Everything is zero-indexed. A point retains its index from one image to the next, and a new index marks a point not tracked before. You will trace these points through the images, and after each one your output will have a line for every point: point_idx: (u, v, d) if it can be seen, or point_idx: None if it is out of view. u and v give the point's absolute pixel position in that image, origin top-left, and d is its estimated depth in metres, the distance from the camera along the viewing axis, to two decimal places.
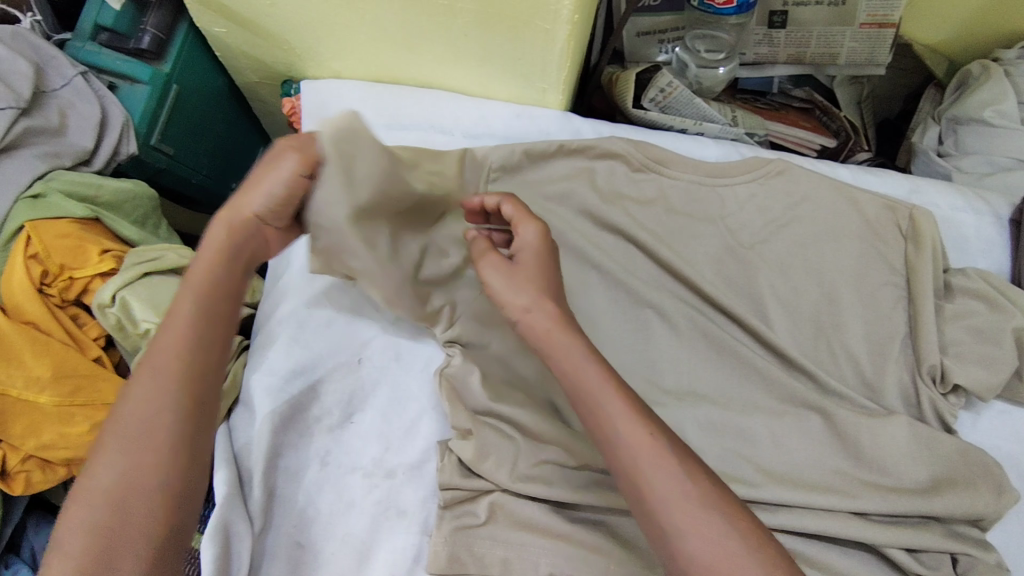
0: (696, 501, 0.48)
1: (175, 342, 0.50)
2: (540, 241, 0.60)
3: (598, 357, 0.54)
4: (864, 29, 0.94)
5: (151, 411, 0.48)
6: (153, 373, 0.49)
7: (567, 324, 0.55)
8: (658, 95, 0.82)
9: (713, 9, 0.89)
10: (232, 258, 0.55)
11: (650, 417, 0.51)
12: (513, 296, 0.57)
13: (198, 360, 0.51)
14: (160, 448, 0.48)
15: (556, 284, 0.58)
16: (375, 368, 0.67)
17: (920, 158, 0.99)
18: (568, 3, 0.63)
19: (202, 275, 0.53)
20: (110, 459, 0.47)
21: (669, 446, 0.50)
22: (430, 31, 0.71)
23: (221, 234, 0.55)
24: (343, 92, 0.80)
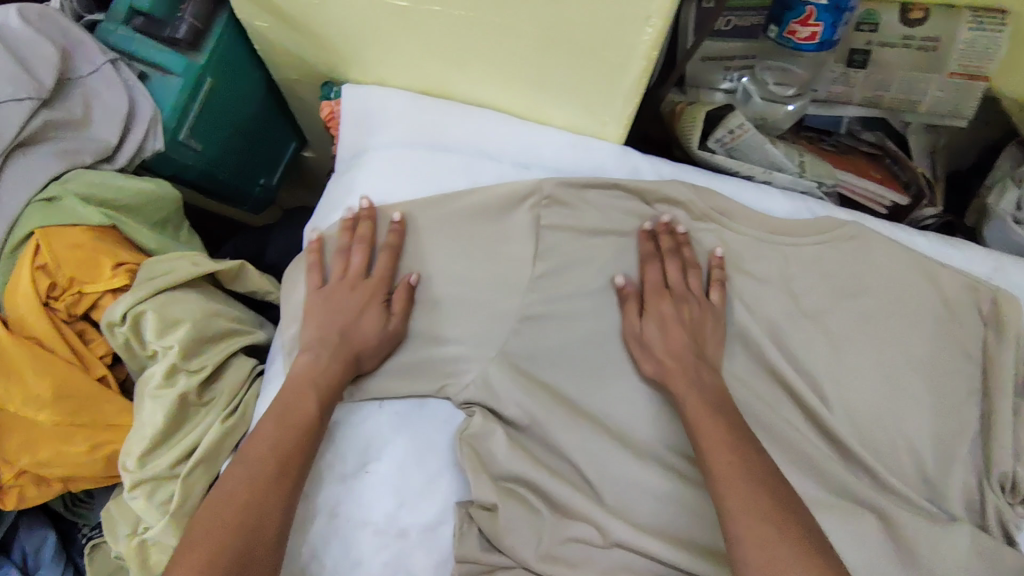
0: (765, 516, 0.48)
1: (277, 432, 0.55)
2: (687, 307, 0.63)
3: (704, 394, 0.58)
4: (953, 78, 0.87)
5: (274, 507, 0.51)
6: (273, 467, 0.53)
7: (690, 379, 0.59)
8: (726, 136, 0.75)
9: (792, 44, 0.83)
10: (339, 372, 0.60)
11: (739, 445, 0.53)
12: (654, 350, 0.62)
13: (308, 460, 0.55)
14: (252, 522, 0.50)
15: (686, 346, 0.61)
16: (397, 412, 0.62)
17: (994, 222, 0.91)
18: (648, 38, 0.57)
19: (301, 380, 0.58)
20: (222, 518, 0.49)
21: (749, 468, 0.51)
22: (491, 48, 0.65)
23: (320, 346, 0.60)
24: (386, 103, 0.74)
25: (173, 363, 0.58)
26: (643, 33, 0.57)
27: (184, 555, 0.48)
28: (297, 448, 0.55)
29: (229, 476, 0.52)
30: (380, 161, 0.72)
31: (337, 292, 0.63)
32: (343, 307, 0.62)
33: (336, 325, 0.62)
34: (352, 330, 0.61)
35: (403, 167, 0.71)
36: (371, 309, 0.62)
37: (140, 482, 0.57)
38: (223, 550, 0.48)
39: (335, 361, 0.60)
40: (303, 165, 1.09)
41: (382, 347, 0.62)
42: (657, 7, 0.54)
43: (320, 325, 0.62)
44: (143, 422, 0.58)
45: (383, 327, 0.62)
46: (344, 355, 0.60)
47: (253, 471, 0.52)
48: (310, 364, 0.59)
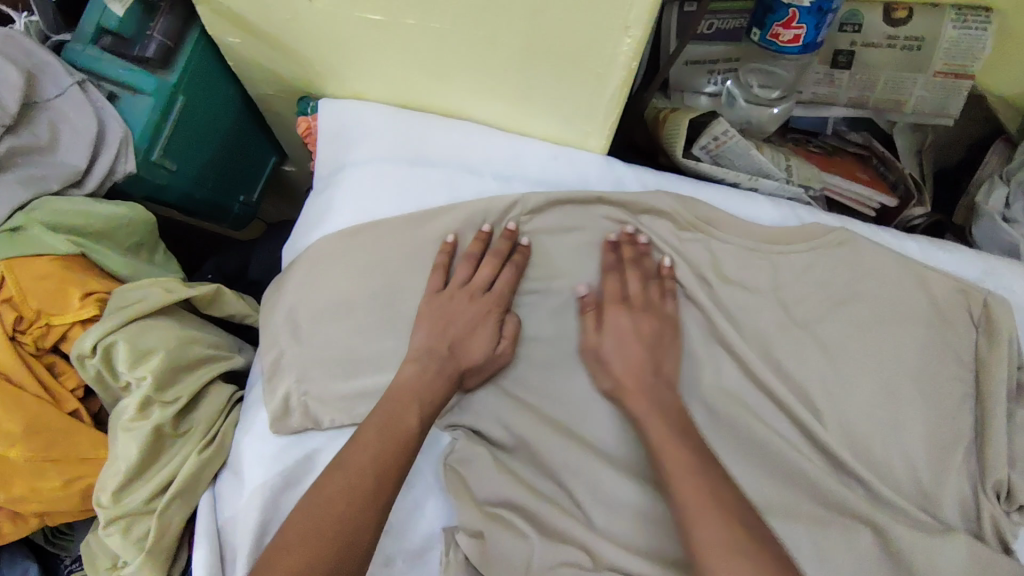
0: (725, 540, 0.47)
1: (374, 449, 0.54)
2: (647, 320, 0.63)
3: (665, 416, 0.58)
4: (938, 78, 0.86)
5: (370, 520, 0.51)
6: (371, 480, 0.52)
7: (650, 401, 0.59)
8: (710, 143, 0.74)
9: (774, 47, 0.82)
10: (428, 385, 0.59)
11: (703, 468, 0.53)
12: (617, 370, 0.61)
13: (402, 474, 0.55)
14: (346, 544, 0.49)
15: (644, 363, 0.61)
16: None
17: (983, 221, 0.90)
18: (627, 48, 0.56)
19: (405, 392, 0.58)
20: (312, 535, 0.49)
21: (708, 489, 0.51)
22: (470, 60, 0.64)
23: (437, 361, 0.60)
24: (365, 118, 0.73)
25: (148, 395, 0.56)
26: (622, 43, 0.56)
27: (278, 561, 0.48)
28: (396, 460, 0.54)
29: (324, 484, 0.52)
30: (358, 178, 0.70)
31: (456, 313, 0.62)
32: (460, 317, 0.62)
33: (447, 332, 0.62)
34: (461, 343, 0.61)
35: (381, 183, 0.70)
36: (489, 325, 0.63)
37: (114, 519, 0.55)
38: (317, 561, 0.48)
39: (432, 373, 0.59)
40: (284, 180, 1.07)
41: (487, 366, 0.63)
42: (636, 16, 0.53)
43: (430, 331, 0.62)
44: (117, 456, 0.56)
45: (493, 348, 0.62)
46: (449, 372, 0.60)
47: (353, 482, 0.52)
48: (418, 373, 0.59)
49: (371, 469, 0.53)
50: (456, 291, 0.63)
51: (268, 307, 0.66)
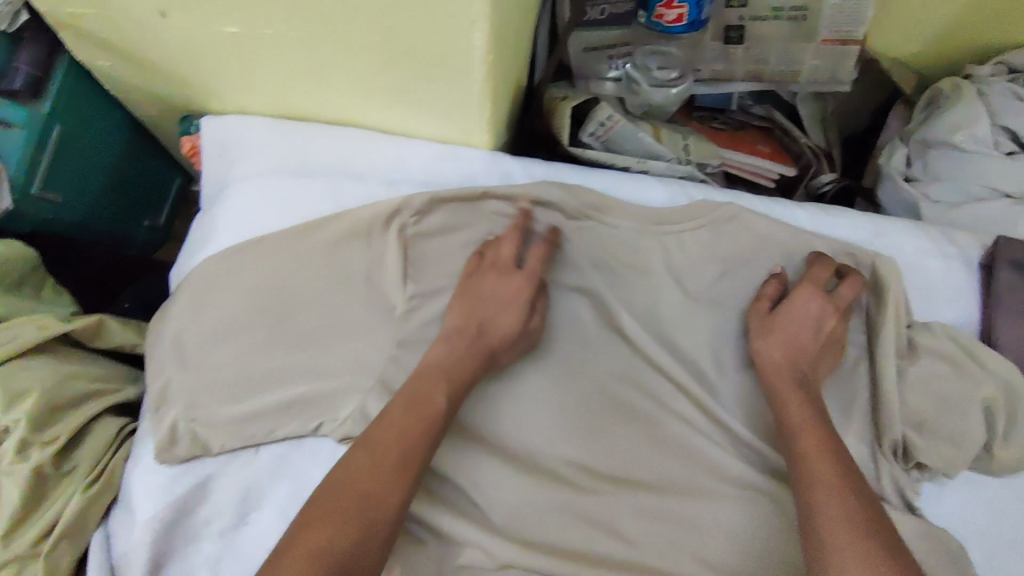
0: (859, 528, 0.51)
1: (406, 424, 0.53)
2: (831, 319, 0.64)
3: (807, 400, 0.60)
4: (826, 45, 0.86)
5: (394, 497, 0.50)
6: (396, 456, 0.51)
7: (795, 381, 0.61)
8: (598, 129, 0.74)
9: (661, 28, 0.82)
10: (460, 363, 0.58)
11: (841, 459, 0.56)
12: (768, 350, 0.63)
13: (430, 451, 0.54)
14: (371, 514, 0.48)
15: (801, 352, 0.63)
16: (274, 457, 0.61)
17: (886, 182, 0.92)
18: (479, 44, 0.54)
19: (439, 367, 0.58)
20: (338, 506, 0.48)
21: (844, 479, 0.54)
22: (335, 66, 0.62)
23: (467, 339, 0.60)
24: (247, 132, 0.72)
25: (25, 436, 0.56)
26: (473, 38, 0.54)
27: (303, 533, 0.46)
28: (423, 441, 0.53)
29: (350, 460, 0.51)
30: (245, 195, 0.69)
31: (498, 286, 0.62)
32: (488, 297, 0.62)
33: (476, 314, 0.61)
34: (489, 323, 0.61)
35: (265, 198, 0.69)
36: (519, 298, 0.62)
37: (2, 564, 0.53)
38: (338, 534, 0.47)
39: (464, 350, 0.59)
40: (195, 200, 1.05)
41: (515, 341, 0.62)
42: (478, 11, 0.51)
43: (460, 313, 0.62)
44: None
45: (523, 323, 0.62)
46: (480, 350, 0.60)
47: (380, 458, 0.51)
48: (450, 349, 0.59)
49: (403, 442, 0.52)
50: (490, 271, 0.63)
51: (159, 332, 0.66)
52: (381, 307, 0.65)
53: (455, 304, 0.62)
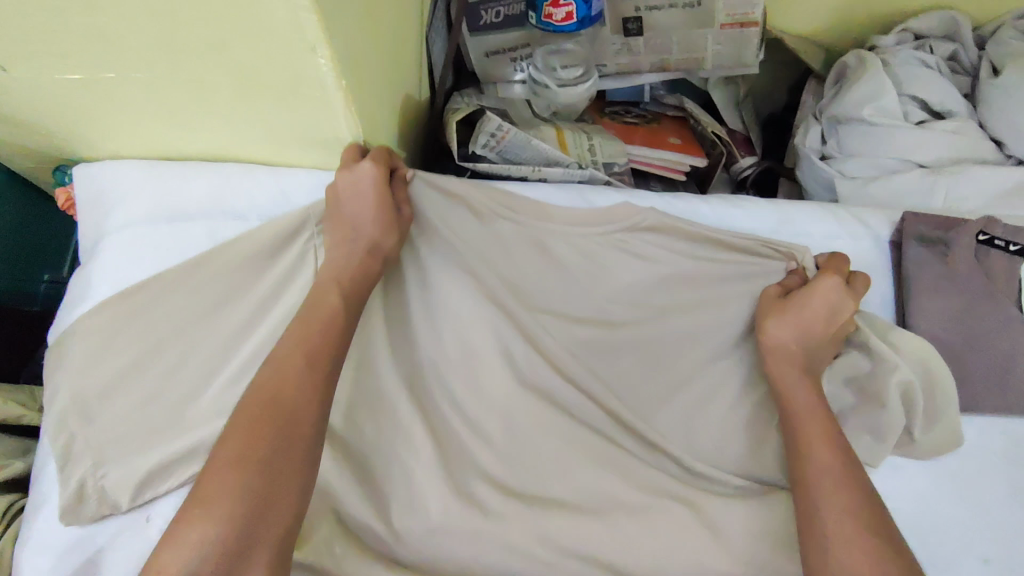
0: (863, 529, 0.50)
1: (306, 335, 0.53)
2: (847, 307, 0.62)
3: (813, 385, 0.59)
4: (726, 29, 0.83)
5: (311, 406, 0.50)
6: (300, 363, 0.52)
7: (805, 370, 0.60)
8: (490, 140, 0.72)
9: (551, 27, 0.80)
10: (347, 273, 0.58)
11: (846, 452, 0.55)
12: (780, 332, 0.61)
13: (335, 353, 0.54)
14: (292, 421, 0.49)
15: (811, 340, 0.61)
16: (168, 522, 0.58)
17: (803, 162, 0.90)
18: (326, 70, 0.52)
19: (333, 275, 0.58)
20: (252, 419, 0.48)
21: (853, 476, 0.53)
22: (192, 104, 0.59)
23: (348, 253, 0.59)
24: (119, 178, 0.68)
25: None
26: (318, 64, 0.52)
27: (224, 445, 0.48)
28: (321, 346, 0.53)
29: (260, 378, 0.51)
30: (120, 245, 0.66)
31: (363, 199, 0.60)
32: (352, 199, 0.60)
33: (347, 221, 0.60)
34: (362, 225, 0.60)
35: (142, 247, 0.66)
36: (381, 191, 0.60)
37: None
38: (260, 442, 0.47)
39: (349, 259, 0.59)
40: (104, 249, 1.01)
41: (392, 225, 0.61)
42: (313, 36, 0.49)
43: (332, 228, 0.60)
44: None
45: (392, 207, 0.61)
46: (360, 251, 0.59)
47: (284, 367, 0.51)
48: (338, 260, 0.59)
49: (306, 351, 0.52)
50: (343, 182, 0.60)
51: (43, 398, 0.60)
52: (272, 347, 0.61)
53: (331, 225, 0.60)
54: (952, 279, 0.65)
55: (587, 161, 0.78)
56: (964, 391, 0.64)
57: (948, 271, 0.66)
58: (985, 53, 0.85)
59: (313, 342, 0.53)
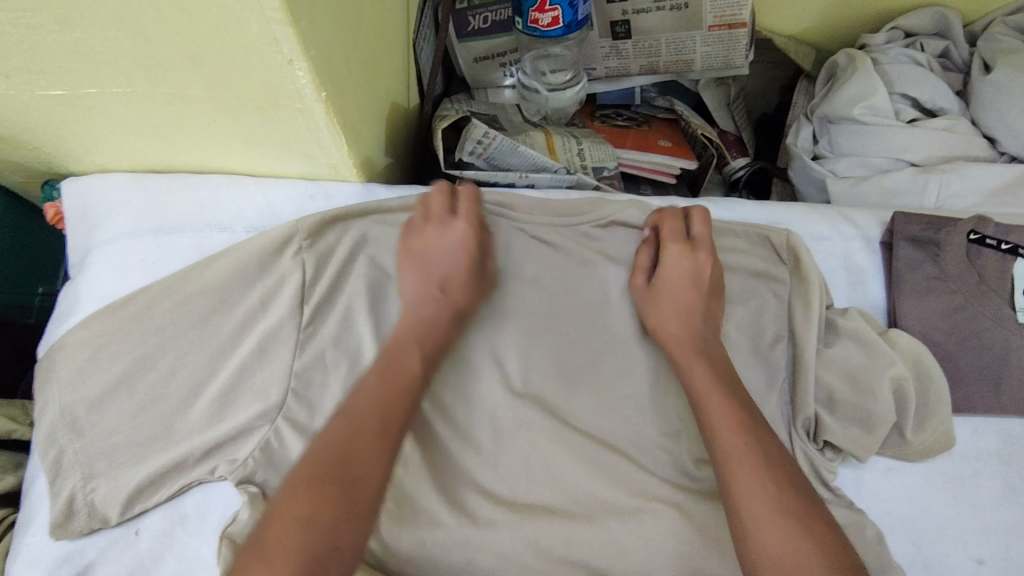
0: (778, 508, 0.49)
1: (375, 390, 0.55)
2: (704, 262, 0.64)
3: (712, 367, 0.58)
4: (714, 31, 0.83)
5: (372, 468, 0.51)
6: (370, 419, 0.53)
7: (698, 349, 0.60)
8: (477, 147, 0.72)
9: (539, 32, 0.79)
10: (428, 327, 0.60)
11: (753, 428, 0.54)
12: (660, 320, 0.62)
13: (405, 416, 0.55)
14: (353, 478, 0.49)
15: (692, 307, 0.62)
16: (157, 537, 0.57)
17: (796, 162, 0.89)
18: (306, 81, 0.52)
19: (413, 329, 0.60)
20: (311, 473, 0.49)
21: (759, 455, 0.52)
22: (174, 117, 0.59)
23: (436, 313, 0.61)
24: (106, 192, 0.68)
25: None
26: (297, 76, 0.52)
27: (289, 501, 0.48)
28: (394, 407, 0.54)
29: (329, 429, 0.52)
30: (107, 259, 0.66)
31: (449, 256, 0.62)
32: (436, 256, 0.62)
33: (431, 275, 0.62)
34: (450, 278, 0.61)
35: (129, 261, 0.66)
36: (468, 250, 0.62)
37: None
38: (323, 507, 0.47)
39: (435, 315, 0.61)
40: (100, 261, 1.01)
41: (476, 289, 0.63)
42: (290, 49, 0.49)
43: (416, 281, 0.62)
44: None
45: (473, 265, 0.63)
46: (446, 311, 0.61)
47: (349, 421, 0.52)
48: (423, 316, 0.60)
49: (376, 406, 0.53)
50: (427, 230, 0.63)
51: (34, 409, 0.60)
52: (258, 358, 0.61)
53: (410, 272, 0.62)
54: (942, 278, 0.65)
55: (576, 166, 0.78)
56: (958, 391, 0.64)
57: (938, 270, 0.65)
58: (976, 50, 0.85)
59: (385, 399, 0.54)
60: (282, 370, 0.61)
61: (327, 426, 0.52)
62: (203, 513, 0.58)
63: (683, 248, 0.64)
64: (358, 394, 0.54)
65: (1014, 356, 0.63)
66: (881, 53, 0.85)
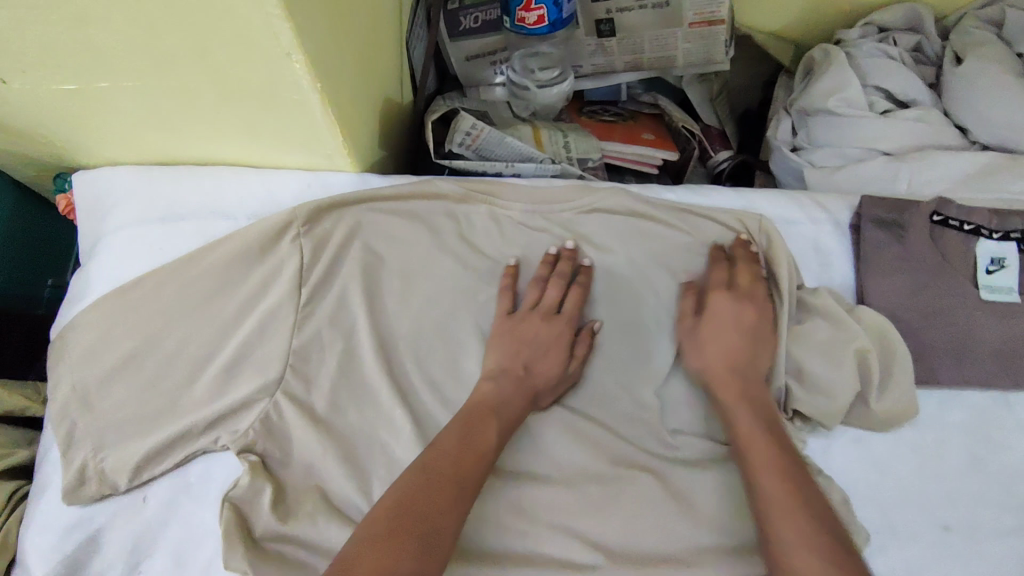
0: (820, 553, 0.48)
1: (453, 451, 0.54)
2: (749, 309, 0.63)
3: (758, 413, 0.59)
4: (695, 28, 0.86)
5: (448, 530, 0.50)
6: (447, 478, 0.52)
7: (743, 398, 0.60)
8: (466, 138, 0.76)
9: (525, 30, 0.83)
10: (504, 407, 0.60)
11: (795, 475, 0.54)
12: (704, 361, 0.63)
13: (478, 483, 0.54)
14: (425, 538, 0.48)
15: (739, 353, 0.62)
16: (163, 503, 0.61)
17: (775, 153, 0.93)
18: (303, 73, 0.56)
19: (489, 403, 0.60)
20: (386, 526, 0.48)
21: (798, 499, 0.52)
22: (180, 110, 0.63)
23: (517, 404, 0.60)
24: (115, 182, 0.72)
25: None
26: (294, 68, 0.56)
27: (362, 552, 0.46)
28: (473, 475, 0.54)
29: (402, 482, 0.52)
30: (116, 245, 0.70)
31: (535, 344, 0.64)
32: (533, 340, 0.64)
33: (520, 355, 0.63)
34: (535, 364, 0.63)
35: (137, 247, 0.70)
36: (559, 350, 0.64)
37: None
38: (405, 555, 0.46)
39: (517, 404, 0.60)
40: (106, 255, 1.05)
41: (556, 387, 0.63)
42: (288, 42, 0.53)
43: (502, 356, 0.63)
44: None
45: (564, 368, 0.63)
46: (524, 392, 0.61)
47: (424, 474, 0.52)
48: (503, 392, 0.61)
49: (453, 466, 0.53)
50: (524, 317, 0.65)
51: (49, 383, 0.64)
52: (259, 336, 0.64)
53: (492, 352, 0.64)
54: (906, 259, 0.68)
55: (561, 157, 0.82)
56: (922, 364, 0.67)
57: (904, 252, 0.68)
58: (949, 43, 0.88)
59: (459, 460, 0.54)
60: (280, 347, 0.64)
61: (400, 481, 0.52)
62: (206, 482, 0.62)
63: (729, 298, 0.64)
64: (437, 451, 0.54)
65: (976, 331, 0.67)
66: (857, 48, 0.89)
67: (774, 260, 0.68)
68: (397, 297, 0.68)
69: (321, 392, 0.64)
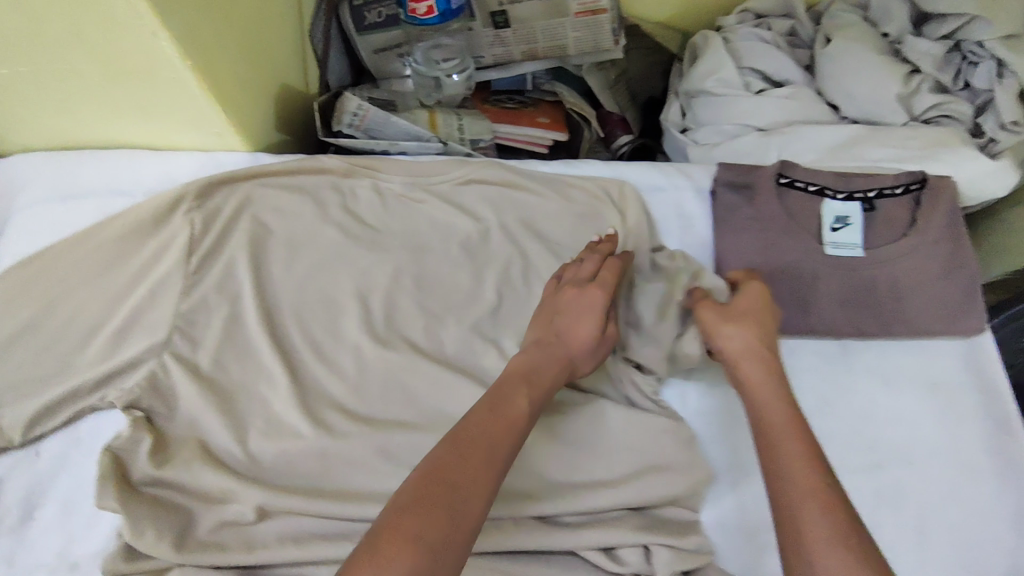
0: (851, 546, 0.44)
1: (488, 415, 0.50)
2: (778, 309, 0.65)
3: (789, 400, 0.55)
4: (580, 17, 0.92)
5: (479, 502, 0.44)
6: (481, 443, 0.47)
7: (771, 376, 0.57)
8: (354, 119, 0.82)
9: (418, 20, 0.90)
10: (541, 371, 0.57)
11: (823, 462, 0.49)
12: (732, 339, 0.61)
13: (513, 450, 0.49)
14: (457, 511, 0.43)
15: (767, 330, 0.62)
16: (53, 458, 0.66)
17: (668, 135, 0.99)
18: (173, 52, 0.61)
19: (525, 369, 0.56)
20: (416, 492, 0.43)
21: (830, 489, 0.47)
22: (74, 93, 0.68)
23: (554, 368, 0.57)
24: (22, 167, 0.77)
25: None
26: (164, 46, 0.61)
27: (396, 521, 0.42)
28: (507, 441, 0.49)
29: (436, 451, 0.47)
30: (22, 224, 0.75)
31: (576, 313, 0.62)
32: (568, 309, 0.62)
33: (555, 325, 0.61)
34: (568, 330, 0.61)
35: (41, 225, 0.74)
36: (601, 313, 0.61)
37: None
38: (431, 524, 0.42)
39: (554, 369, 0.57)
40: None
41: (595, 353, 0.61)
42: (152, 22, 0.58)
43: (540, 327, 0.62)
44: None
45: (602, 333, 0.61)
46: (559, 358, 0.58)
47: (463, 438, 0.47)
48: (540, 358, 0.58)
49: (492, 432, 0.49)
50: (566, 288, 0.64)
51: None
52: (150, 302, 0.69)
53: (536, 324, 0.62)
54: (756, 217, 0.73)
55: (455, 139, 0.88)
56: None
57: (754, 212, 0.74)
58: (820, 27, 0.94)
59: (495, 424, 0.49)
60: (168, 312, 0.69)
61: (436, 447, 0.47)
62: (94, 436, 0.67)
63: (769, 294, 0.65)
64: (474, 415, 0.50)
65: (821, 283, 0.72)
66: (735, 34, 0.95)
67: (629, 222, 0.74)
68: (283, 265, 0.73)
69: (205, 353, 0.68)
